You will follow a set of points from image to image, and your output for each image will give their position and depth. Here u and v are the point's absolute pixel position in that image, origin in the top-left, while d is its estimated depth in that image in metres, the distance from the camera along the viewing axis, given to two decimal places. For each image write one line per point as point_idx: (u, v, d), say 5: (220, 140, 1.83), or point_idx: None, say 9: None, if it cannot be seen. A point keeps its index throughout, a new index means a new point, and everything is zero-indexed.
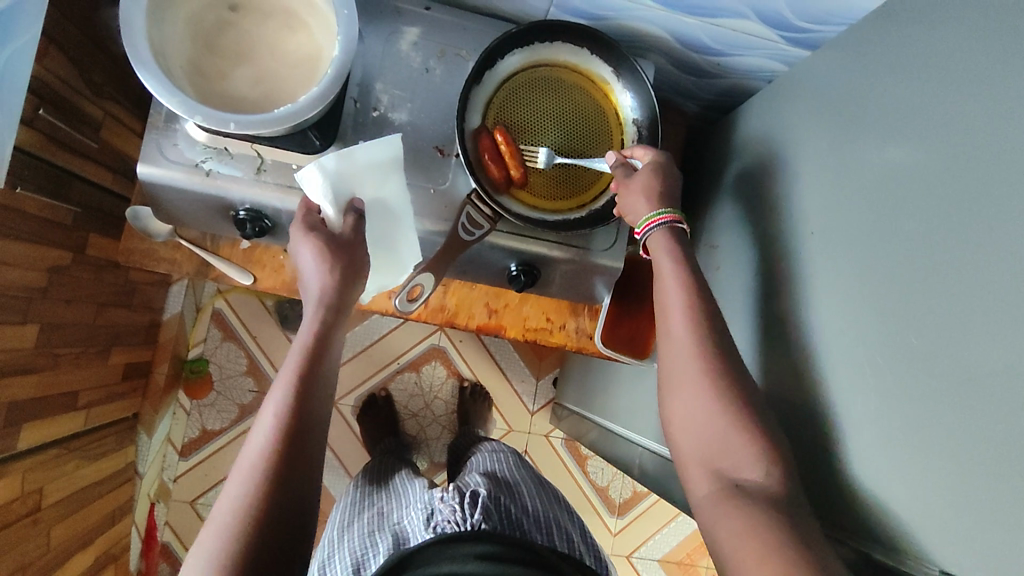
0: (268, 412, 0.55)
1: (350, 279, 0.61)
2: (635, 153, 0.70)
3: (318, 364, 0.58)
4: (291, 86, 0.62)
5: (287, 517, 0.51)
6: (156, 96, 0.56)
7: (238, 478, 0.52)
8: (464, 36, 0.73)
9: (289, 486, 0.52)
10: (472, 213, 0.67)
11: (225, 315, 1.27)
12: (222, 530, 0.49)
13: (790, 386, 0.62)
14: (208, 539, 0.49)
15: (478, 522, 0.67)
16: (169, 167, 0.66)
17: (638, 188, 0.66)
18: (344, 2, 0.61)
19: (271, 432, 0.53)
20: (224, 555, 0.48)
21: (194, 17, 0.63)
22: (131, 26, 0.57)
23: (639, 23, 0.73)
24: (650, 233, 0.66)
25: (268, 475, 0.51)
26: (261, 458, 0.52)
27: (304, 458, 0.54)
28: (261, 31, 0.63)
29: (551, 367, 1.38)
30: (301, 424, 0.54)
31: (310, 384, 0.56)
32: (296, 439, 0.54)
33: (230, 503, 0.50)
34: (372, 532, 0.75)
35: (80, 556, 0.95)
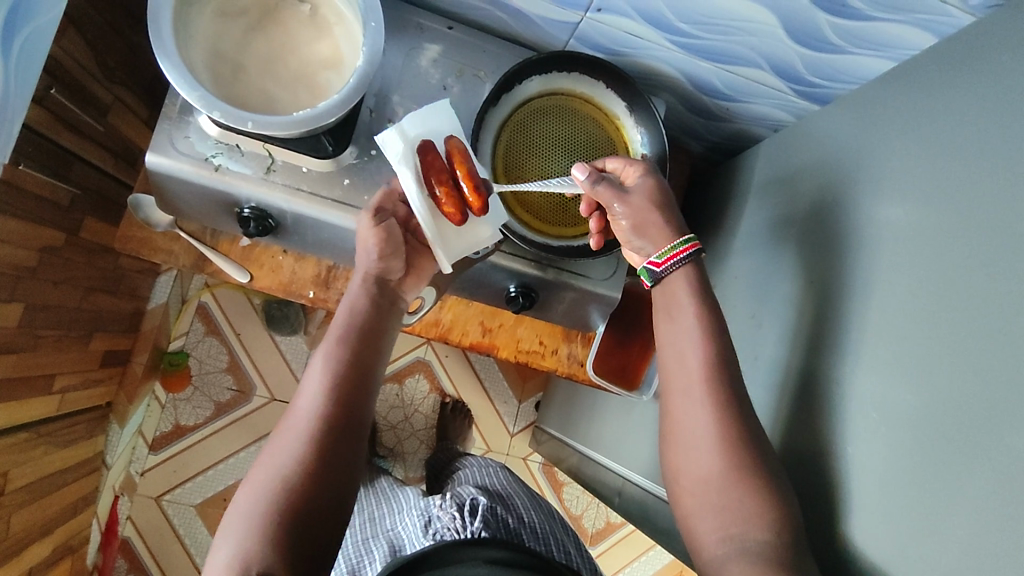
0: (318, 374, 0.56)
1: (395, 272, 0.63)
2: (612, 162, 0.66)
3: (364, 345, 0.59)
4: (310, 91, 0.63)
5: (336, 479, 0.52)
6: (177, 88, 0.57)
7: (286, 438, 0.52)
8: (483, 58, 0.75)
9: (335, 458, 0.52)
10: None
11: (211, 309, 1.26)
12: (274, 478, 0.50)
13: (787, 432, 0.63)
14: (258, 489, 0.50)
15: (476, 530, 0.66)
16: (178, 158, 0.66)
17: (638, 205, 0.63)
18: (372, 15, 0.62)
19: (324, 393, 0.54)
20: (275, 500, 0.49)
21: (222, 14, 0.63)
22: (158, 14, 0.58)
23: (654, 62, 0.75)
24: (667, 267, 0.63)
25: (321, 432, 0.52)
26: (306, 428, 0.52)
27: (349, 432, 0.54)
28: (288, 34, 0.64)
29: (534, 389, 1.38)
30: (352, 385, 0.56)
31: (358, 349, 0.58)
32: (343, 414, 0.54)
33: (270, 472, 0.50)
34: (365, 539, 0.76)
35: (35, 546, 0.92)
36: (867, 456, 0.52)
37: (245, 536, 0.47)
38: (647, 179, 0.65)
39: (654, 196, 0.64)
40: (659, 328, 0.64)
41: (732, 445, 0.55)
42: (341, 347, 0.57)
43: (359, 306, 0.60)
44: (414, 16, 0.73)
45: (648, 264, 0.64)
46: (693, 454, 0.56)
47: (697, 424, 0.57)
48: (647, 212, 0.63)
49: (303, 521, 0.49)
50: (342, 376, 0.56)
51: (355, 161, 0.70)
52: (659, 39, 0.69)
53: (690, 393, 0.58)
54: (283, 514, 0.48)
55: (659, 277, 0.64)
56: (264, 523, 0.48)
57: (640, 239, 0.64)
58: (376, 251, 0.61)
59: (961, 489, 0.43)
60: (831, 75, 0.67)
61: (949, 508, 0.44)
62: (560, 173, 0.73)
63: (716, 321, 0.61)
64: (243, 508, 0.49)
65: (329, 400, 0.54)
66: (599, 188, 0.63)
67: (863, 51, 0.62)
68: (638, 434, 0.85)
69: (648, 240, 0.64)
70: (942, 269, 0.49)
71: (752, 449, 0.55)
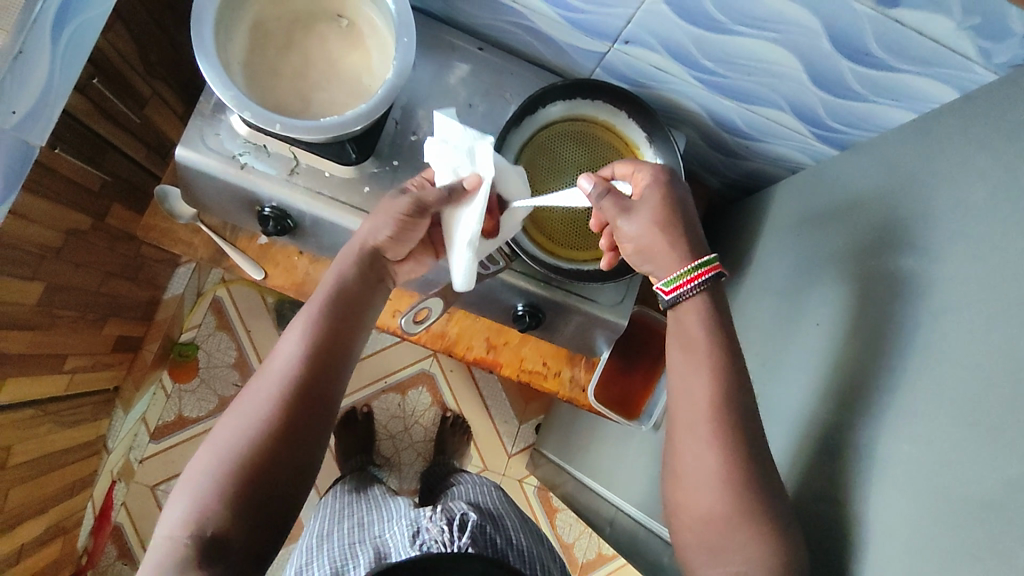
0: (294, 338, 0.56)
1: (394, 250, 0.63)
2: (620, 168, 0.64)
3: (345, 317, 0.58)
4: (339, 100, 0.65)
5: (300, 448, 0.52)
6: (211, 86, 0.58)
7: (254, 398, 0.53)
8: (509, 80, 0.76)
9: (302, 422, 0.52)
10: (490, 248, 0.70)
11: (224, 304, 1.28)
12: (236, 436, 0.50)
13: (805, 477, 0.62)
14: (218, 444, 0.50)
15: (463, 545, 0.66)
16: (206, 153, 0.68)
17: (645, 227, 0.60)
18: (405, 31, 0.63)
19: (298, 358, 0.55)
20: (232, 459, 0.49)
21: (262, 20, 0.66)
22: (201, 15, 0.60)
23: (677, 96, 0.76)
24: (677, 296, 0.60)
25: (290, 397, 0.52)
26: (276, 388, 0.53)
27: (320, 401, 0.54)
28: (323, 45, 0.66)
29: (536, 411, 1.38)
30: (327, 354, 0.56)
31: (339, 320, 0.58)
32: (316, 379, 0.54)
33: (234, 429, 0.51)
34: (352, 543, 0.75)
35: (29, 523, 0.92)
36: (866, 505, 0.51)
37: (205, 486, 0.48)
38: (653, 192, 0.61)
39: (658, 213, 0.60)
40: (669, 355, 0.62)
41: (734, 480, 0.54)
42: (323, 311, 0.57)
43: (347, 275, 0.60)
44: (447, 35, 0.75)
45: (658, 288, 0.61)
46: (686, 489, 0.56)
47: (697, 455, 0.56)
48: (654, 235, 0.60)
49: (259, 484, 0.49)
50: (320, 341, 0.56)
51: (376, 170, 0.71)
52: (684, 74, 0.70)
53: (688, 422, 0.57)
54: (240, 475, 0.49)
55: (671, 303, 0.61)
56: (219, 480, 0.48)
57: (649, 263, 0.61)
58: (387, 230, 0.60)
59: (955, 545, 0.42)
60: (852, 122, 0.68)
61: (947, 561, 0.42)
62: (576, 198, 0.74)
63: (729, 352, 0.59)
64: (202, 461, 0.50)
65: (304, 368, 0.54)
66: (603, 201, 0.61)
67: (884, 100, 0.63)
68: (636, 465, 0.84)
69: (655, 266, 0.61)
70: (949, 316, 0.49)
71: (752, 486, 0.54)
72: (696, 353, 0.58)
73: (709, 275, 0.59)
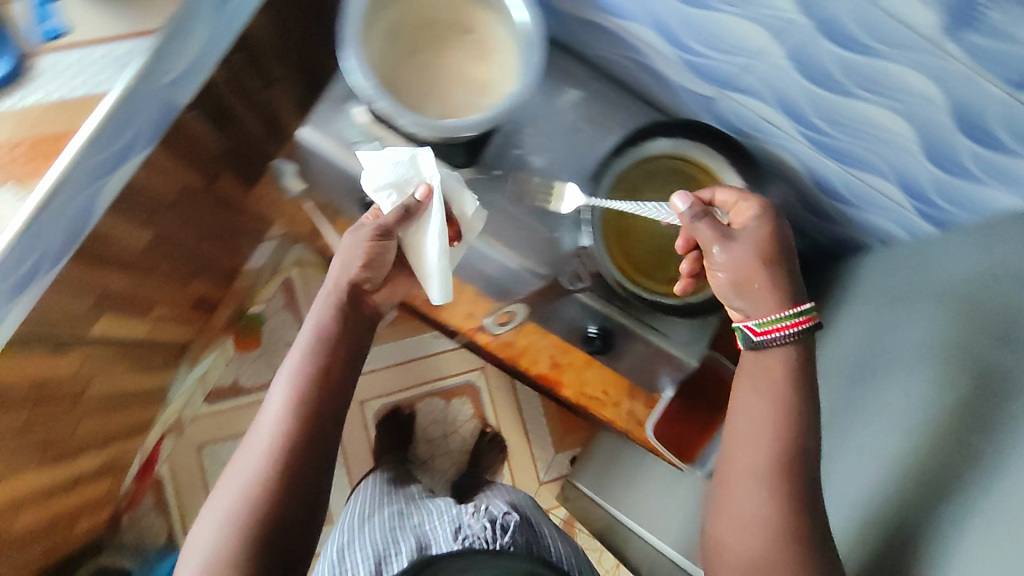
0: (282, 388, 0.61)
1: (372, 283, 0.66)
2: (723, 195, 0.64)
3: (327, 357, 0.62)
4: (458, 106, 0.69)
5: (305, 488, 0.58)
6: (349, 73, 0.64)
7: (255, 449, 0.58)
8: (618, 110, 0.78)
9: (296, 491, 0.57)
10: (578, 266, 0.73)
11: (295, 284, 1.33)
12: (246, 487, 0.57)
13: (876, 555, 0.61)
14: (229, 496, 0.57)
15: (505, 543, 0.67)
16: (327, 137, 0.73)
17: (741, 258, 0.60)
18: (535, 51, 0.66)
19: (286, 410, 0.59)
20: (243, 508, 0.56)
21: (406, 18, 0.70)
22: (353, 6, 0.65)
23: (781, 151, 0.76)
24: (766, 337, 0.60)
25: (285, 446, 0.58)
26: (263, 461, 0.57)
27: (317, 444, 0.59)
28: (453, 54, 0.70)
29: (574, 443, 1.37)
30: (313, 399, 0.60)
31: (321, 363, 0.62)
32: (304, 445, 0.59)
33: (241, 481, 0.57)
34: (392, 530, 0.76)
35: (89, 456, 0.97)
36: None
37: (221, 534, 0.55)
38: (758, 225, 0.62)
39: (760, 247, 0.61)
40: (737, 393, 0.63)
41: (784, 531, 0.56)
42: (299, 376, 0.61)
43: (328, 319, 0.63)
44: (564, 61, 0.78)
45: (746, 327, 0.62)
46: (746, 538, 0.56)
47: (755, 501, 0.58)
48: (752, 267, 0.60)
49: (273, 526, 0.56)
50: (302, 407, 0.60)
51: (478, 176, 0.74)
52: (791, 129, 0.72)
53: (753, 472, 0.58)
54: (254, 521, 0.55)
55: (756, 344, 0.61)
56: (235, 528, 0.55)
57: (740, 298, 0.62)
58: (358, 266, 0.64)
59: None
60: (958, 200, 0.66)
61: None
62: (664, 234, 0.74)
63: (805, 409, 0.60)
64: (217, 512, 0.56)
65: (292, 418, 0.59)
66: (699, 225, 0.62)
67: (996, 183, 0.61)
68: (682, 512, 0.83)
69: (747, 302, 0.61)
70: None
71: (805, 539, 0.56)
72: (764, 398, 0.60)
73: (804, 325, 0.60)
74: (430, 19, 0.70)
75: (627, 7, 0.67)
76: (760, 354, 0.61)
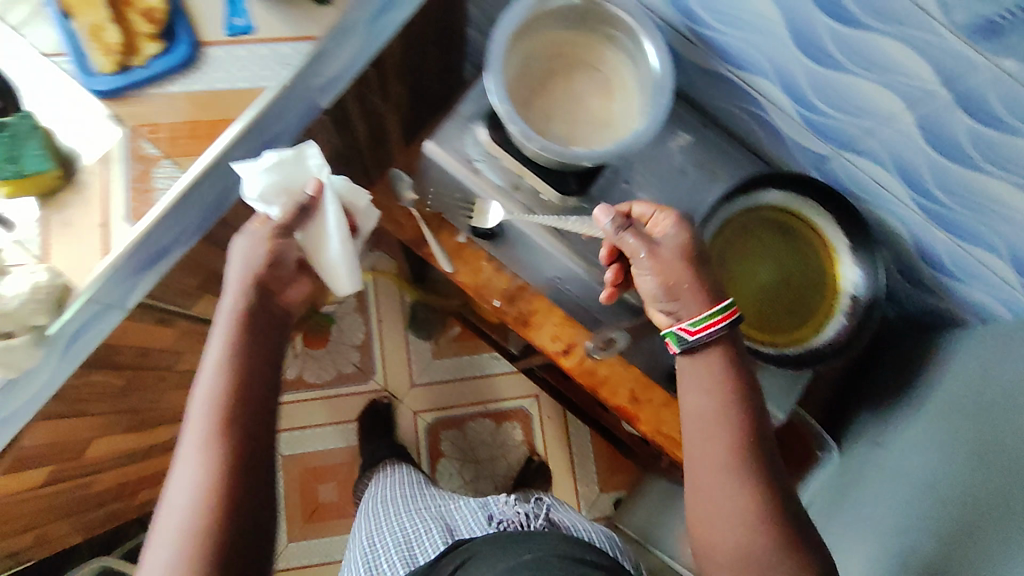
0: (199, 408, 0.55)
1: (278, 283, 0.62)
2: (640, 207, 0.63)
3: (249, 366, 0.58)
4: (583, 141, 0.72)
5: (249, 498, 0.54)
6: (490, 95, 0.67)
7: (183, 481, 0.53)
8: (728, 158, 0.79)
9: (238, 543, 0.52)
10: None
11: (367, 290, 1.37)
12: (186, 521, 0.51)
13: None
14: (167, 538, 0.51)
15: (539, 522, 0.77)
16: (450, 152, 0.76)
17: (666, 261, 0.60)
18: (665, 95, 0.68)
19: (206, 430, 0.54)
20: (190, 542, 0.51)
21: (546, 49, 0.73)
22: (501, 35, 0.68)
23: (888, 217, 0.77)
24: (701, 336, 0.59)
25: (218, 463, 0.53)
26: (193, 525, 0.51)
27: (252, 452, 0.55)
28: (583, 91, 0.73)
29: (619, 485, 1.35)
30: (236, 408, 0.56)
31: (237, 372, 0.57)
32: (236, 489, 0.53)
33: (177, 521, 0.52)
34: (425, 522, 0.84)
35: (161, 430, 1.00)
36: None
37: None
38: (678, 234, 0.61)
39: (682, 252, 0.61)
40: (680, 396, 0.61)
41: (760, 515, 0.55)
42: (211, 421, 0.55)
43: (239, 325, 0.58)
44: (681, 104, 0.80)
45: (678, 328, 0.60)
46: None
47: (727, 489, 0.56)
48: (681, 270, 0.60)
49: (227, 546, 0.52)
50: (225, 450, 0.54)
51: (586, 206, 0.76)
52: (907, 197, 0.72)
53: (718, 462, 0.57)
54: (204, 550, 0.51)
55: (690, 345, 0.60)
56: (182, 566, 0.50)
57: (673, 301, 0.60)
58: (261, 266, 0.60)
59: None
60: None
61: None
62: (764, 282, 0.74)
63: (744, 390, 0.60)
64: (158, 561, 0.51)
65: (219, 436, 0.54)
66: (625, 238, 0.61)
67: None
68: None
69: (681, 303, 0.60)
70: None
71: (793, 533, 0.56)
72: (715, 378, 0.59)
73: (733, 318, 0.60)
74: (567, 53, 0.74)
75: (756, 61, 0.69)
76: (714, 349, 0.60)
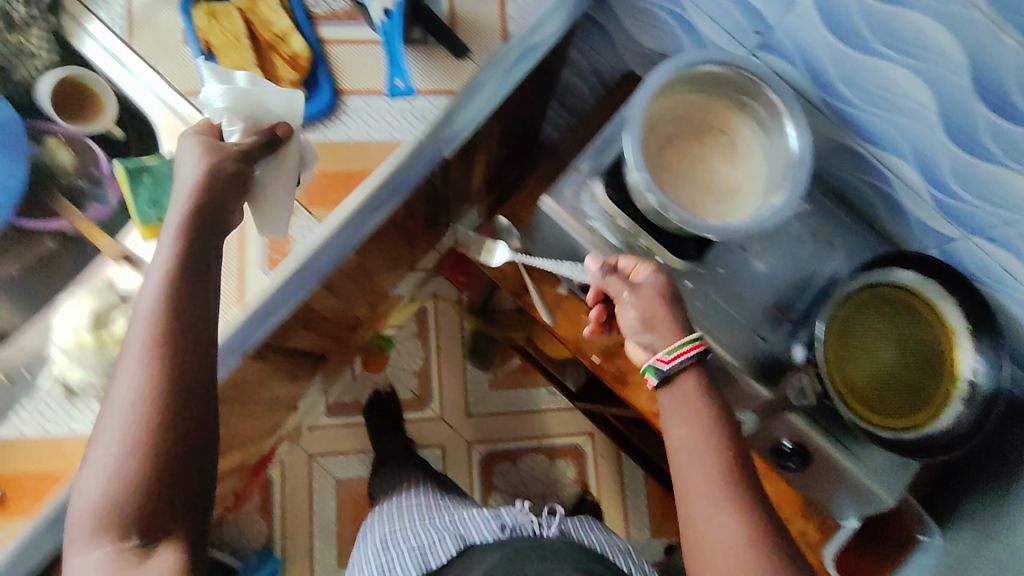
0: (142, 317, 0.49)
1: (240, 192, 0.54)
2: (625, 259, 0.66)
3: (200, 277, 0.51)
4: (708, 208, 0.70)
5: (190, 422, 0.48)
6: (627, 155, 0.66)
7: (121, 398, 0.47)
8: (844, 230, 0.77)
9: (178, 467, 0.47)
10: (805, 385, 0.73)
11: (427, 316, 1.36)
12: (125, 443, 0.46)
13: None
14: (103, 460, 0.46)
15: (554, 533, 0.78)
16: (568, 208, 0.75)
17: (646, 298, 0.63)
18: (802, 169, 0.66)
19: (150, 344, 0.48)
20: (124, 464, 0.46)
21: (682, 106, 0.71)
22: (646, 90, 0.67)
23: (1012, 306, 0.72)
24: (676, 364, 0.61)
25: (161, 384, 0.47)
26: (125, 448, 0.46)
27: (198, 371, 0.49)
28: (711, 155, 0.72)
29: (670, 531, 1.33)
30: (186, 319, 0.49)
31: (188, 282, 0.50)
32: (178, 423, 0.47)
33: (111, 440, 0.47)
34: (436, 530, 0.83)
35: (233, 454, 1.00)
36: None
37: (106, 499, 0.46)
38: (656, 277, 0.65)
39: (661, 292, 0.64)
40: (666, 429, 0.62)
41: (760, 545, 0.54)
42: (155, 341, 0.48)
43: (187, 226, 0.51)
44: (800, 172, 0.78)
45: (655, 359, 0.62)
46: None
47: (720, 514, 0.56)
48: (658, 306, 0.63)
49: (162, 474, 0.47)
50: (171, 375, 0.48)
51: (701, 270, 0.75)
52: None
53: (706, 487, 0.56)
54: (142, 473, 0.46)
55: (666, 374, 0.62)
56: (121, 490, 0.46)
57: (652, 334, 0.63)
58: (212, 167, 0.52)
59: None
60: None
61: None
62: (882, 364, 0.72)
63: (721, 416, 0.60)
64: (94, 480, 0.47)
65: (164, 354, 0.48)
66: (608, 278, 0.65)
67: None
68: None
69: (656, 336, 0.63)
70: None
71: None
72: (695, 407, 0.60)
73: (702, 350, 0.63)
74: (701, 114, 0.72)
75: (894, 139, 0.68)
76: (689, 373, 0.62)
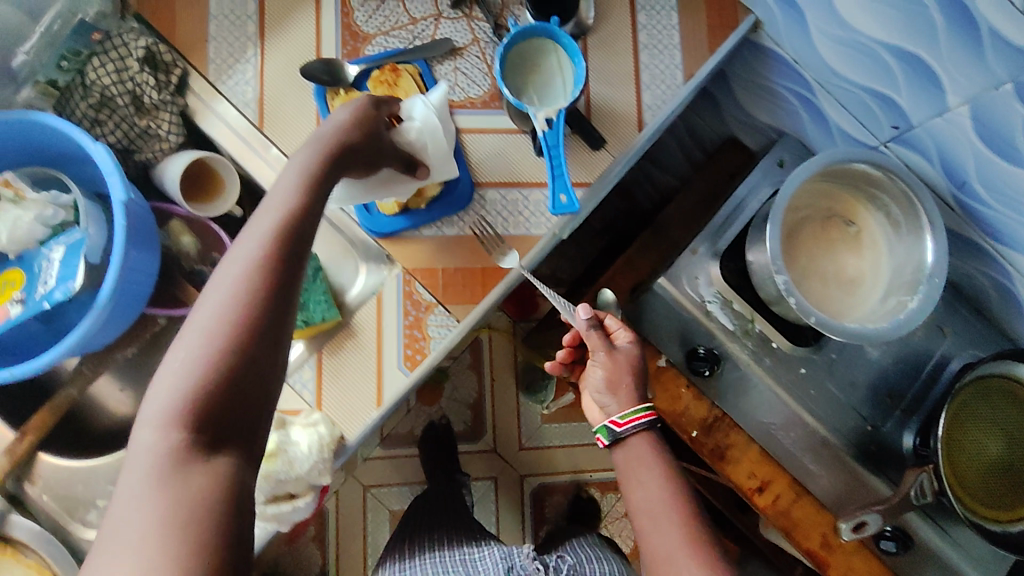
0: (252, 237, 0.43)
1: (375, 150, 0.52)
2: (609, 319, 0.66)
3: (320, 209, 0.46)
4: (834, 303, 0.69)
5: (264, 358, 0.41)
6: (769, 253, 0.65)
7: (205, 312, 0.41)
8: (959, 316, 0.76)
9: (238, 403, 0.40)
10: (923, 484, 0.69)
11: (483, 347, 1.33)
12: (196, 362, 0.39)
13: None
14: (170, 377, 0.39)
15: None
16: (685, 292, 0.74)
17: (620, 362, 0.62)
18: (940, 270, 0.65)
19: (253, 264, 0.42)
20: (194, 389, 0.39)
21: (813, 196, 0.71)
22: (792, 180, 0.66)
23: None
24: (627, 428, 0.59)
25: (252, 306, 0.41)
26: (204, 360, 0.39)
27: (287, 303, 0.42)
28: (836, 246, 0.71)
29: None
30: (299, 249, 0.44)
31: (310, 212, 0.45)
32: (250, 356, 0.40)
33: (182, 356, 0.40)
34: None
35: None
36: None
37: (160, 420, 0.38)
38: (630, 344, 0.63)
39: (633, 358, 0.63)
40: (625, 492, 0.58)
41: None
42: (264, 249, 0.43)
43: (321, 160, 0.47)
44: None
45: (609, 421, 0.60)
46: None
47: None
48: (625, 370, 0.61)
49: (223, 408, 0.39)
50: (260, 302, 0.41)
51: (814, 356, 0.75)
52: None
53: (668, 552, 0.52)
54: (204, 400, 0.39)
55: (618, 436, 0.59)
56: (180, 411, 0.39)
57: (610, 396, 0.61)
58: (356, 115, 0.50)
59: None
60: None
61: None
62: (991, 456, 0.71)
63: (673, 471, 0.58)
64: (154, 398, 0.39)
65: (262, 274, 0.42)
66: (591, 332, 0.63)
67: None
68: None
69: (614, 399, 0.61)
70: None
71: None
72: (652, 468, 0.58)
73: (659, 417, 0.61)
74: (830, 204, 0.71)
75: None
76: (643, 438, 0.59)
